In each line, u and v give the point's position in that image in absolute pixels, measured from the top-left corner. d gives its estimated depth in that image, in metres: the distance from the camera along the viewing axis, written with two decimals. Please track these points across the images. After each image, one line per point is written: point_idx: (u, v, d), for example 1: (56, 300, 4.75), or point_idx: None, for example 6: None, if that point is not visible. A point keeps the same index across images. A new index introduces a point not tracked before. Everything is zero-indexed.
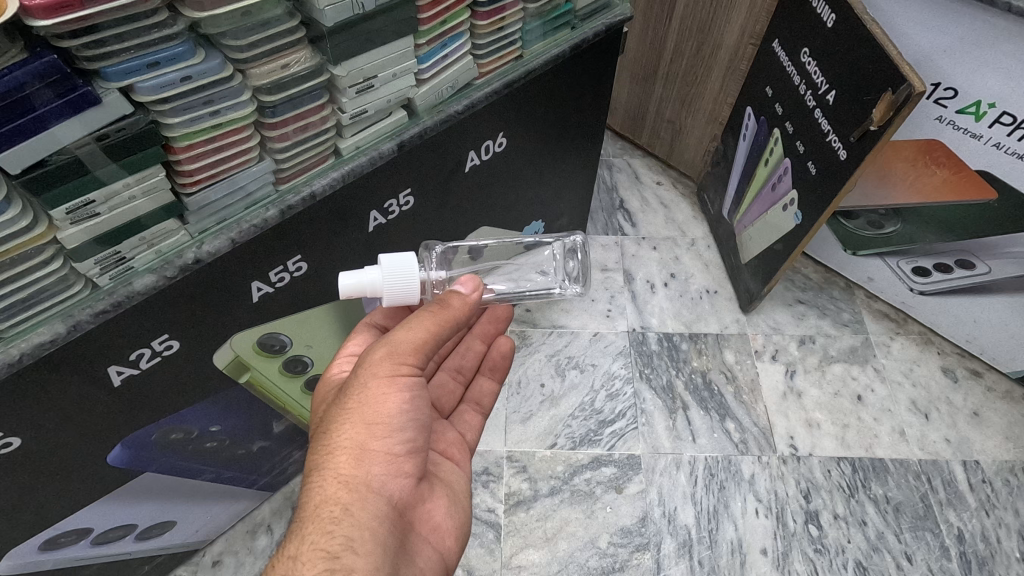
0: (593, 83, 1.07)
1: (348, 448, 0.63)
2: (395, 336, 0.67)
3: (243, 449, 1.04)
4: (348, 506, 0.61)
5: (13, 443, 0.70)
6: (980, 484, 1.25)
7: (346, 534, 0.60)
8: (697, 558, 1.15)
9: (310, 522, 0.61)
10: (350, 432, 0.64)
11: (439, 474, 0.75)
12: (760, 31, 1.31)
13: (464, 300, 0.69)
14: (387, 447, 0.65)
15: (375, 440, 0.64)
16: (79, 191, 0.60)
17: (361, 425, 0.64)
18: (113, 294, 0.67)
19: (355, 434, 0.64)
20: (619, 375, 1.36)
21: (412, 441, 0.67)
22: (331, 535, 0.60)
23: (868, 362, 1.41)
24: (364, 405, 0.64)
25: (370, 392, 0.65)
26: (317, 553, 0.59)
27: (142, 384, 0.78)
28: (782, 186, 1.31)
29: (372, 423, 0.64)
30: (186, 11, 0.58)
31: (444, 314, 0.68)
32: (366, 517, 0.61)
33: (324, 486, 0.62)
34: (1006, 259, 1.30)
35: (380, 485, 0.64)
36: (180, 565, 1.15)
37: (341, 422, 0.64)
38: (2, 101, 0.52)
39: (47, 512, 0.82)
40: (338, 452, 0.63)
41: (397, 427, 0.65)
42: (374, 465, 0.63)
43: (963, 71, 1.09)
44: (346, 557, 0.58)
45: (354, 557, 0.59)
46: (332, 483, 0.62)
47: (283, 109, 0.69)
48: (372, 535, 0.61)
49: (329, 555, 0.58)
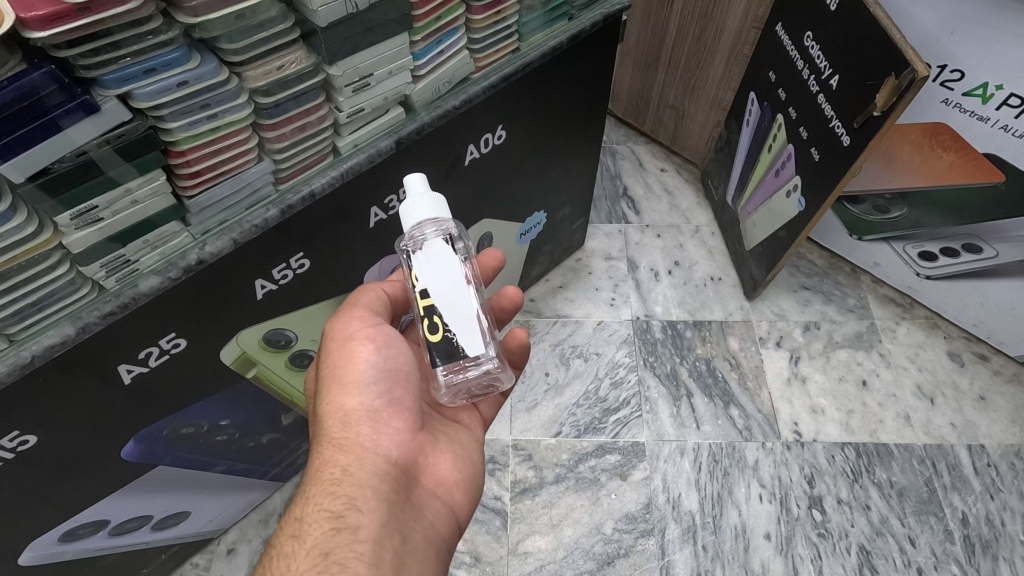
0: (592, 73, 1.06)
1: (335, 412, 0.67)
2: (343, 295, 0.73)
3: (253, 440, 1.06)
4: (347, 468, 0.65)
5: (29, 440, 0.72)
6: (985, 468, 1.25)
7: (348, 494, 0.64)
8: (701, 543, 1.17)
9: (313, 487, 0.65)
10: (332, 397, 0.68)
11: (444, 430, 0.78)
12: (762, 15, 1.29)
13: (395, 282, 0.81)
14: (367, 403, 0.68)
15: (353, 398, 0.67)
16: (83, 197, 0.61)
17: (340, 387, 0.68)
18: (120, 297, 0.68)
19: (335, 399, 0.68)
20: (623, 364, 1.37)
21: (394, 398, 0.69)
22: (333, 496, 0.64)
23: (873, 347, 1.41)
24: (337, 367, 0.69)
25: (340, 355, 0.70)
26: (323, 513, 0.63)
27: (152, 381, 0.80)
28: (785, 172, 1.30)
29: (346, 383, 0.68)
30: (180, 17, 0.58)
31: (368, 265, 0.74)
32: (363, 474, 0.65)
33: (322, 451, 0.66)
34: (1012, 243, 1.27)
35: (374, 443, 0.67)
36: (196, 553, 1.18)
37: (324, 390, 0.69)
38: (17, 109, 0.52)
39: (65, 505, 0.85)
40: (325, 418, 0.68)
41: (369, 383, 0.68)
42: (360, 425, 0.67)
43: (970, 52, 1.08)
44: (349, 515, 0.63)
45: (357, 515, 0.63)
46: (328, 447, 0.66)
47: (279, 110, 0.70)
48: (373, 492, 0.64)
49: (334, 515, 0.63)
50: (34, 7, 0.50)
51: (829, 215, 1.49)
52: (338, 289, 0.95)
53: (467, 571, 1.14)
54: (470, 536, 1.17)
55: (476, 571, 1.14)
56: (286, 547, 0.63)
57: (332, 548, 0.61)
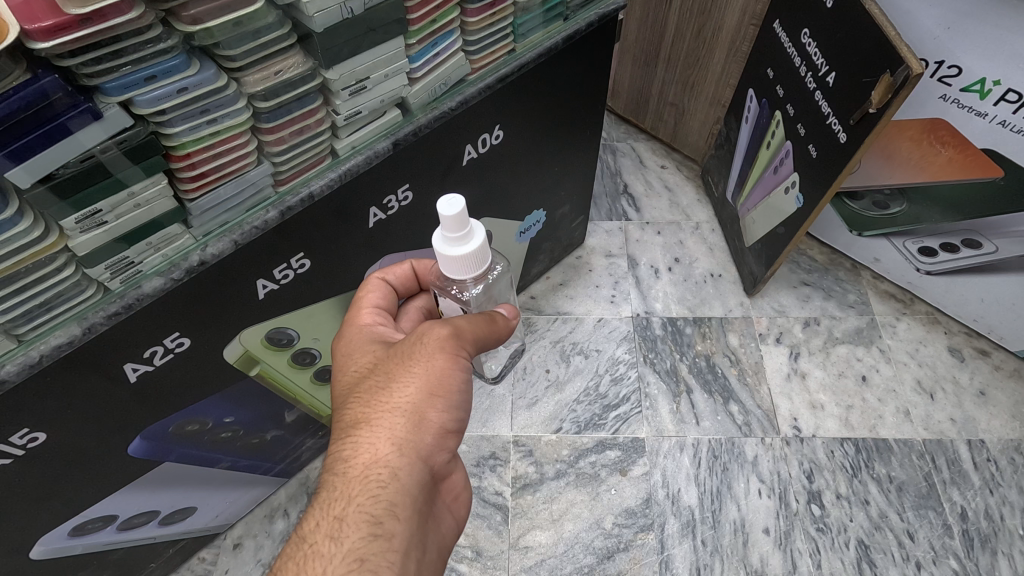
0: (588, 72, 1.07)
1: (405, 414, 0.64)
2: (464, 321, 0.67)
3: (257, 438, 1.08)
4: (397, 473, 0.63)
5: (39, 438, 0.74)
6: (985, 463, 1.26)
7: (391, 501, 0.62)
8: (699, 538, 1.18)
9: (357, 484, 0.62)
10: (408, 398, 0.64)
11: None
12: (761, 12, 1.29)
13: (383, 283, 0.80)
14: (442, 419, 0.65)
15: (432, 410, 0.65)
16: (87, 201, 0.62)
17: (421, 394, 0.64)
18: (125, 297, 0.70)
19: (413, 399, 0.64)
20: (623, 360, 1.38)
21: (460, 416, 0.68)
22: (375, 499, 0.62)
23: (874, 343, 1.42)
24: (425, 374, 0.65)
25: (435, 362, 0.65)
26: (362, 514, 0.61)
27: (157, 380, 0.81)
28: (783, 169, 1.31)
29: (431, 394, 0.64)
30: (179, 25, 0.59)
31: (494, 327, 0.71)
32: (414, 485, 0.63)
33: (375, 448, 0.63)
34: (1011, 239, 1.28)
35: (429, 456, 0.65)
36: (203, 548, 1.20)
37: (397, 387, 0.65)
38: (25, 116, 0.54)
39: (75, 501, 0.87)
40: (396, 416, 0.64)
41: (453, 403, 0.66)
42: (427, 436, 0.64)
43: (967, 48, 1.08)
44: (388, 523, 0.61)
45: (396, 523, 0.62)
46: (385, 446, 0.63)
47: (277, 115, 0.71)
48: (414, 503, 0.63)
49: (373, 520, 0.61)
50: (39, 19, 0.51)
51: (828, 211, 1.50)
52: (339, 290, 0.97)
53: (468, 565, 1.15)
54: (471, 531, 1.18)
55: (477, 566, 1.15)
56: (322, 546, 0.61)
57: (369, 556, 0.60)
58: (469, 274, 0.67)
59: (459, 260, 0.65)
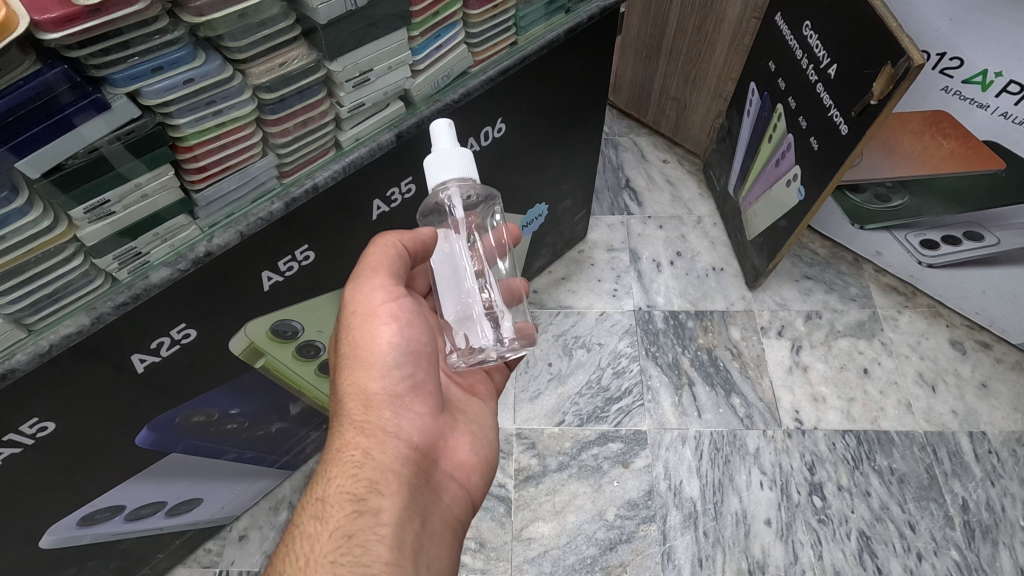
0: (590, 65, 1.08)
1: (356, 393, 0.67)
2: (368, 263, 0.70)
3: (262, 430, 1.09)
4: (368, 450, 0.65)
5: (48, 427, 0.75)
6: (986, 455, 1.26)
7: (369, 477, 0.63)
8: (702, 530, 1.18)
9: (335, 468, 0.65)
10: (355, 377, 0.67)
11: (460, 414, 0.79)
12: (762, 5, 1.29)
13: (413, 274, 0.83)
14: (390, 387, 0.67)
15: (378, 381, 0.67)
16: (94, 191, 0.63)
17: (362, 368, 0.67)
18: (133, 287, 0.71)
19: (358, 377, 0.67)
20: (625, 354, 1.39)
21: (416, 381, 0.69)
22: (355, 478, 0.63)
23: (875, 336, 1.42)
24: (360, 347, 0.68)
25: (368, 334, 0.68)
26: (344, 495, 0.63)
27: (163, 370, 0.82)
28: (785, 162, 1.31)
29: (370, 363, 0.67)
30: (186, 16, 0.60)
31: (393, 226, 0.70)
32: (386, 459, 0.65)
33: (343, 433, 0.66)
34: (1012, 231, 1.28)
35: (395, 428, 0.67)
36: (209, 540, 1.21)
37: (347, 369, 0.68)
38: (33, 107, 0.55)
39: (83, 490, 0.88)
40: (347, 398, 0.67)
41: (395, 366, 0.68)
42: (383, 409, 0.66)
43: (969, 40, 1.08)
44: (371, 498, 0.63)
45: (379, 498, 0.63)
46: (349, 429, 0.66)
47: (281, 107, 0.72)
48: (394, 475, 0.64)
49: (355, 498, 0.62)
50: (48, 10, 0.52)
51: (830, 204, 1.50)
52: (343, 282, 0.98)
53: (472, 557, 1.16)
54: (474, 522, 1.19)
55: (480, 557, 1.16)
56: (308, 527, 0.62)
57: (355, 531, 0.61)
58: (446, 179, 0.69)
59: (436, 164, 0.69)
